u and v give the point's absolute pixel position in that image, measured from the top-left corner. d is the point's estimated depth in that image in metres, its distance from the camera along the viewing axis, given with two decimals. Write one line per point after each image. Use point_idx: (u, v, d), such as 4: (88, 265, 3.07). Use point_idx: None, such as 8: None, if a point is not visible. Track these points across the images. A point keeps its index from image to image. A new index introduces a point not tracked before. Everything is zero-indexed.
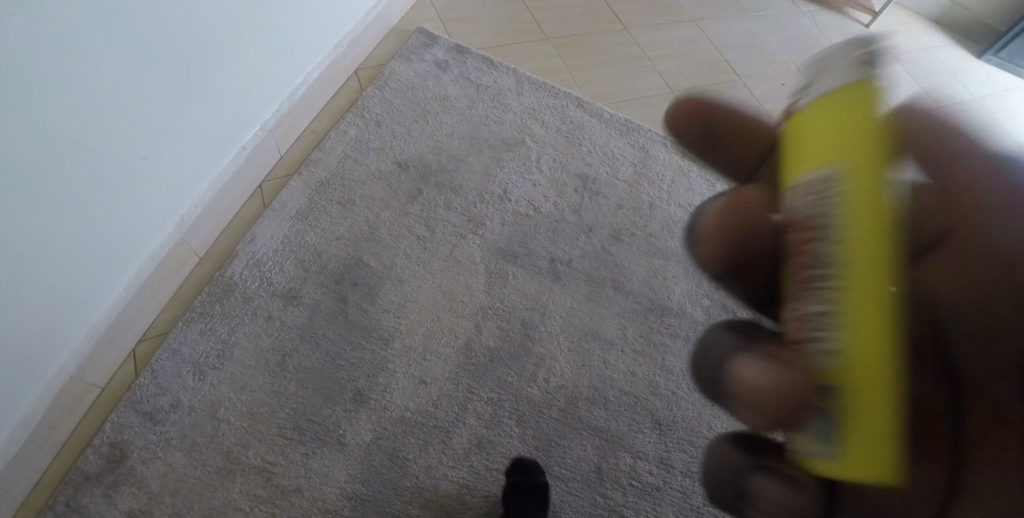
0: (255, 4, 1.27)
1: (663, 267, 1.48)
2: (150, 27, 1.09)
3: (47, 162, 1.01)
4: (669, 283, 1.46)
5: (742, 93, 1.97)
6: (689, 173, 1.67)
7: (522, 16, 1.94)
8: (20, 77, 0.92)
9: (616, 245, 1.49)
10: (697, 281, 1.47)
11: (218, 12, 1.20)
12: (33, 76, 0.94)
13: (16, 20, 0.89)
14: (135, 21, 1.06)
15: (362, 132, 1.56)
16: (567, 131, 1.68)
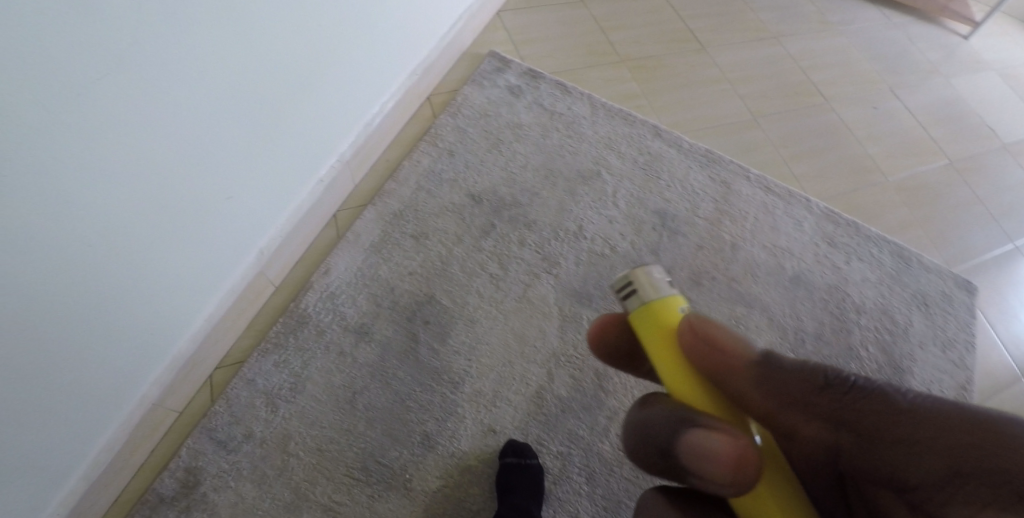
0: (334, 41, 1.27)
1: (745, 314, 1.43)
2: (236, 73, 1.10)
3: (133, 202, 1.03)
4: (751, 332, 1.41)
5: (834, 121, 1.76)
6: (775, 211, 1.58)
7: (595, 32, 1.79)
8: (116, 129, 0.96)
9: (695, 290, 1.44)
10: (781, 333, 1.42)
11: (299, 49, 1.20)
12: (128, 128, 0.97)
13: (114, 78, 0.93)
14: (222, 69, 1.08)
15: (435, 162, 1.53)
16: (645, 162, 1.60)
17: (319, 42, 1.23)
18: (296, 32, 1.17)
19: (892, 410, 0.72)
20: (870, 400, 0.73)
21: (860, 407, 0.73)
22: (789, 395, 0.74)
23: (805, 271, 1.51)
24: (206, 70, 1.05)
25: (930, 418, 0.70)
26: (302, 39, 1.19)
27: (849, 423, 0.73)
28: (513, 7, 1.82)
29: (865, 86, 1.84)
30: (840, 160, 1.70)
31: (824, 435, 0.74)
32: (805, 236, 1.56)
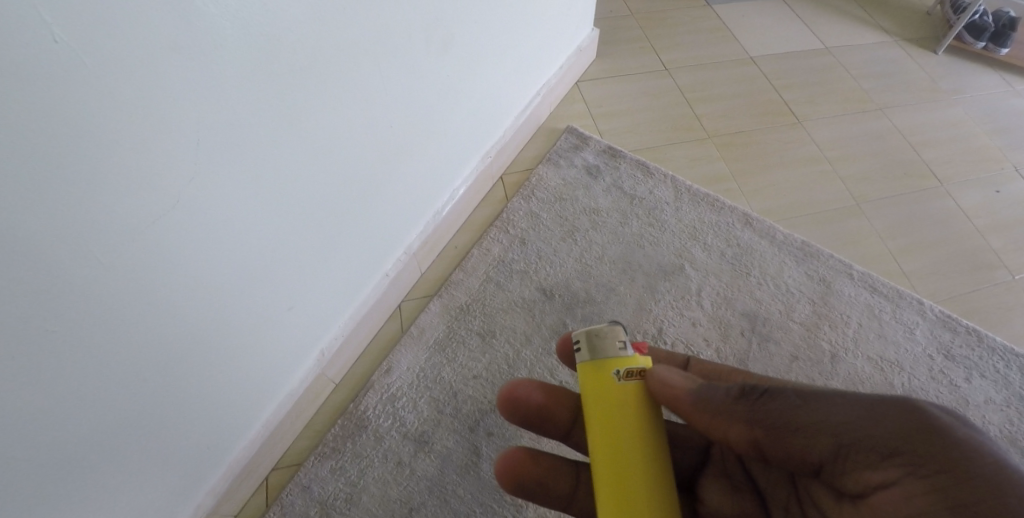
0: (405, 139, 1.20)
1: None
2: (307, 189, 1.03)
3: (208, 323, 0.98)
4: None
5: (949, 207, 1.54)
6: (882, 316, 1.41)
7: (680, 104, 1.64)
8: (189, 258, 0.89)
9: None
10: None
11: (373, 148, 1.13)
12: (201, 255, 0.91)
13: (190, 207, 0.86)
14: (295, 185, 1.00)
15: (507, 251, 1.45)
16: (733, 254, 1.45)
17: (392, 137, 1.16)
18: (371, 131, 1.10)
19: (796, 405, 0.80)
20: (775, 402, 0.81)
21: (769, 407, 0.81)
22: (714, 407, 0.83)
23: (916, 389, 1.34)
24: (285, 183, 0.99)
25: (825, 411, 0.79)
26: (377, 137, 1.12)
27: (762, 421, 0.80)
28: (590, 76, 1.69)
29: (988, 165, 1.60)
30: (958, 254, 1.50)
31: (745, 433, 0.81)
32: (918, 346, 1.39)
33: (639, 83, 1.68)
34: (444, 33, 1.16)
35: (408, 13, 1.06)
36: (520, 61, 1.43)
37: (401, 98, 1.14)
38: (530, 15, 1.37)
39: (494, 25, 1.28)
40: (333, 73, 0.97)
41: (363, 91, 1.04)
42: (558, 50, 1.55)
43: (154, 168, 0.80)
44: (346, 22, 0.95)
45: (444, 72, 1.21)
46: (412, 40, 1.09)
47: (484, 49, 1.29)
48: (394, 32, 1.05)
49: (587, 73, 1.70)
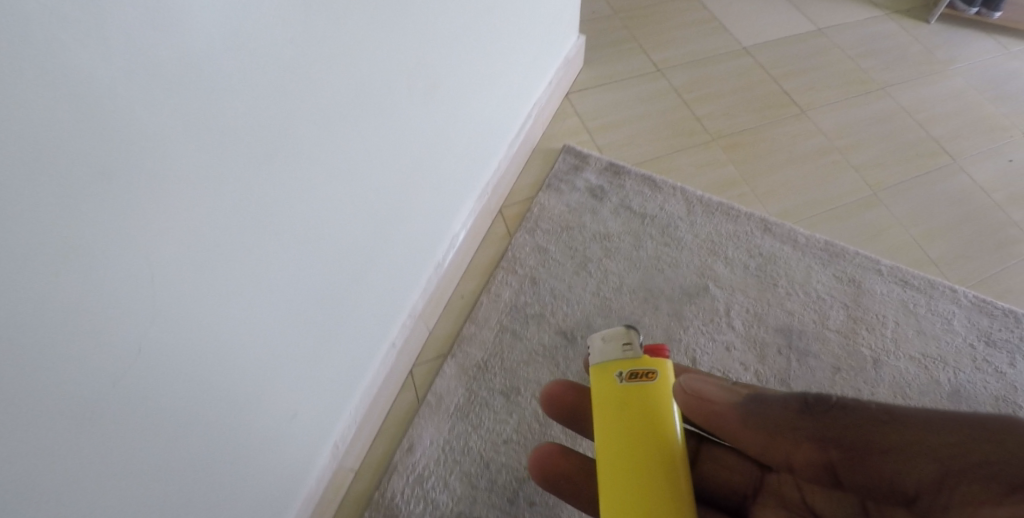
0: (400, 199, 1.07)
1: None
2: (308, 287, 0.89)
3: (205, 462, 0.81)
4: None
5: (965, 183, 1.46)
6: (917, 311, 1.32)
7: (676, 106, 1.54)
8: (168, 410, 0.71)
9: None
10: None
11: (368, 219, 0.99)
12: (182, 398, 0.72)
13: (156, 352, 0.67)
14: (287, 280, 0.84)
15: (518, 294, 1.34)
16: (757, 265, 1.36)
17: (384, 201, 1.02)
18: (363, 202, 0.96)
19: (880, 421, 0.69)
20: (854, 420, 0.70)
21: (847, 426, 0.70)
22: (774, 424, 0.73)
23: (964, 384, 1.25)
24: (286, 284, 0.84)
25: (917, 427, 0.67)
26: (372, 206, 0.99)
27: (837, 439, 0.70)
28: (578, 86, 1.57)
29: (998, 133, 1.53)
30: (980, 233, 1.41)
31: (817, 455, 0.71)
32: (957, 337, 1.30)
33: (633, 88, 1.56)
34: (428, 75, 1.00)
35: (399, 63, 0.91)
36: (508, 86, 1.29)
37: (392, 159, 0.99)
38: (514, 34, 1.23)
39: (479, 54, 1.14)
40: (329, 150, 0.82)
41: (357, 162, 0.90)
42: (546, 65, 1.42)
43: (154, 311, 0.64)
44: (340, 90, 0.80)
45: (433, 117, 1.07)
46: (403, 92, 0.95)
47: (471, 81, 1.15)
48: (386, 87, 0.90)
49: (575, 83, 1.58)
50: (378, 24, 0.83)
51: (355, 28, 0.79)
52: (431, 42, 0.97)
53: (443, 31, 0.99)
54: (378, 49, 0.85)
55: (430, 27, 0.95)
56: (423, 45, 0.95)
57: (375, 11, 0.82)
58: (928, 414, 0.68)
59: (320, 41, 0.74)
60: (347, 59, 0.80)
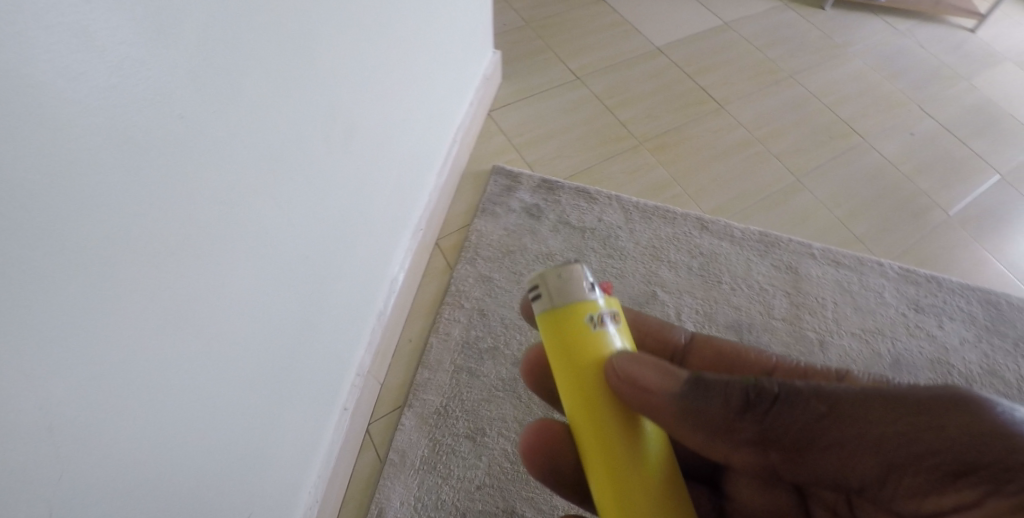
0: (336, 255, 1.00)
1: None
2: (244, 377, 0.82)
3: None
4: None
5: (877, 160, 1.53)
6: (852, 289, 1.35)
7: (601, 114, 1.53)
8: None
9: None
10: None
11: (300, 284, 0.91)
12: None
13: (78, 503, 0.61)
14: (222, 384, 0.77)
15: (468, 329, 1.29)
16: (700, 264, 1.36)
17: (319, 261, 0.95)
18: (294, 266, 0.88)
19: (820, 419, 0.62)
20: (790, 415, 0.62)
21: (785, 422, 0.62)
22: (711, 423, 0.63)
23: (903, 351, 1.28)
24: (216, 384, 0.76)
25: (859, 418, 0.61)
26: (304, 268, 0.91)
27: (777, 442, 0.63)
28: (500, 103, 1.53)
29: (898, 110, 1.62)
30: (897, 206, 1.47)
31: (759, 453, 0.64)
32: (890, 308, 1.33)
33: (553, 101, 1.54)
34: (347, 117, 0.92)
35: (317, 115, 0.84)
36: (430, 115, 1.23)
37: (319, 217, 0.91)
38: (430, 61, 1.17)
39: (398, 88, 1.07)
40: (244, 220, 0.75)
41: (280, 228, 0.82)
42: (464, 86, 1.36)
43: (53, 448, 0.57)
44: (247, 155, 0.73)
45: (360, 162, 1.00)
46: (324, 145, 0.88)
47: (394, 117, 1.08)
48: (304, 142, 0.82)
49: (496, 99, 1.54)
50: (285, 79, 0.76)
51: (256, 86, 0.72)
52: (348, 88, 0.90)
53: (360, 73, 0.92)
54: (288, 105, 0.78)
55: (343, 69, 0.88)
56: (339, 92, 0.88)
57: (278, 66, 0.74)
58: (869, 399, 0.62)
59: (215, 110, 0.66)
60: (252, 120, 0.72)
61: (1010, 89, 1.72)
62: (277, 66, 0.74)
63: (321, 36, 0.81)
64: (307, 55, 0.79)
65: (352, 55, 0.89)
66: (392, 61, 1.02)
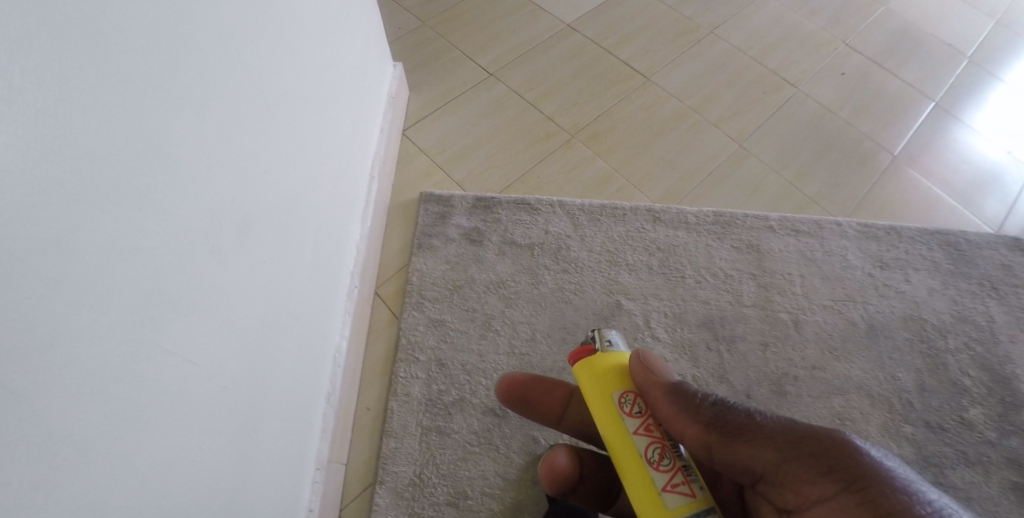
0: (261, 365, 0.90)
1: (846, 405, 1.15)
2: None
3: None
4: (860, 425, 1.14)
5: (815, 107, 1.45)
6: (816, 257, 1.28)
7: (524, 111, 1.41)
8: None
9: (786, 403, 1.16)
10: (888, 407, 1.15)
11: (220, 422, 0.81)
12: None
13: None
14: None
15: (429, 384, 1.19)
16: (660, 261, 1.27)
17: (237, 381, 0.85)
18: (212, 404, 0.80)
19: (749, 421, 0.71)
20: (734, 413, 0.72)
21: (737, 419, 0.71)
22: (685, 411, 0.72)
23: (876, 315, 1.23)
24: None
25: (779, 425, 0.70)
26: (222, 403, 0.81)
27: (719, 430, 0.71)
28: (413, 119, 1.40)
29: (824, 49, 1.55)
30: (846, 153, 1.40)
31: (699, 437, 0.72)
32: (857, 271, 1.27)
33: (472, 106, 1.41)
34: (230, 217, 0.81)
35: (188, 237, 0.73)
36: (335, 167, 1.11)
37: (223, 339, 0.81)
38: (319, 114, 1.04)
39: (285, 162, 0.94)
40: (125, 393, 0.66)
41: (178, 377, 0.73)
42: (368, 118, 1.23)
43: None
44: (101, 322, 0.63)
45: (258, 258, 0.88)
46: (206, 263, 0.77)
47: (286, 190, 0.95)
48: (179, 273, 0.72)
49: (408, 116, 1.40)
50: (135, 219, 0.66)
51: (94, 247, 0.61)
52: (220, 190, 0.78)
53: (228, 167, 0.80)
54: (146, 245, 0.67)
55: (207, 176, 0.76)
56: (207, 200, 0.76)
57: (118, 210, 0.64)
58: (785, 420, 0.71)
59: (41, 295, 0.57)
60: (98, 283, 0.62)
61: (927, 6, 1.66)
62: (118, 211, 0.63)
63: (170, 151, 0.69)
64: (154, 181, 0.68)
65: (219, 155, 0.77)
66: (260, 128, 0.87)
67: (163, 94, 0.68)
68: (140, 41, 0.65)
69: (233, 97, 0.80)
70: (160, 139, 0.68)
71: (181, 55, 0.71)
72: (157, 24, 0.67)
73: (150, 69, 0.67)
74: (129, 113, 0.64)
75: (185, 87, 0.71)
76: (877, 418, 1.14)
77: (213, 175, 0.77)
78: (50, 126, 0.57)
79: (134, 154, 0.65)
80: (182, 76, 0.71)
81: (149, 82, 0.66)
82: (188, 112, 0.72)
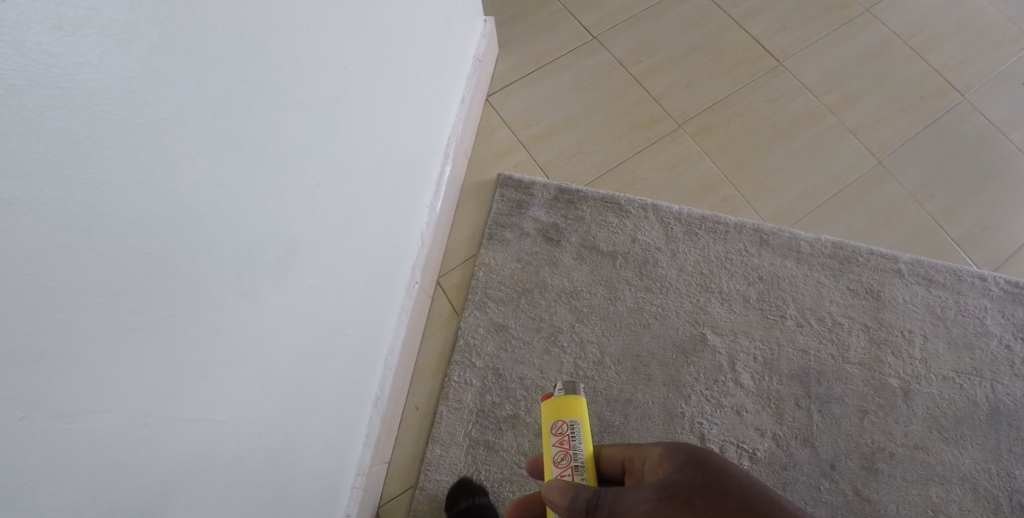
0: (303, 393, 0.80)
1: (943, 495, 1.02)
2: None
3: None
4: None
5: (982, 125, 1.19)
6: (945, 316, 1.10)
7: (624, 88, 1.22)
8: None
9: (871, 482, 1.03)
10: (992, 508, 1.01)
11: (257, 466, 0.73)
12: None
13: None
14: None
15: (482, 394, 1.09)
16: (759, 294, 1.11)
17: (278, 419, 0.76)
18: (243, 453, 0.70)
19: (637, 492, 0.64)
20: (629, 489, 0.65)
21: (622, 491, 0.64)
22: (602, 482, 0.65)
23: (1003, 398, 1.07)
24: None
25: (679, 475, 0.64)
26: (252, 450, 0.72)
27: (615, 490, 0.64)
28: (501, 83, 1.25)
29: (1007, 47, 1.25)
30: (1009, 186, 1.15)
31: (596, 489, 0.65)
32: (991, 342, 1.09)
33: (568, 74, 1.24)
34: (271, 245, 0.69)
35: (210, 292, 0.61)
36: (405, 157, 0.98)
37: (257, 382, 0.71)
38: (388, 102, 0.90)
39: (344, 166, 0.81)
40: (131, 487, 0.56)
41: (204, 439, 0.64)
42: (447, 94, 1.09)
43: None
44: (101, 422, 0.52)
45: (306, 288, 0.77)
46: (233, 311, 0.65)
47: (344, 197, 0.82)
48: (197, 336, 0.60)
49: (495, 79, 1.25)
50: (139, 293, 0.53)
51: (87, 337, 0.49)
52: (251, 226, 0.65)
53: (265, 198, 0.67)
54: (157, 319, 0.55)
55: (230, 215, 0.62)
56: (235, 241, 0.63)
57: (116, 283, 0.51)
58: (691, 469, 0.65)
59: (21, 421, 0.46)
60: (94, 381, 0.51)
61: None
62: (109, 289, 0.51)
63: (179, 199, 0.55)
64: (166, 234, 0.55)
65: (252, 184, 0.64)
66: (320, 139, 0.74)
67: (168, 129, 0.53)
68: (138, 68, 0.50)
69: (269, 110, 0.65)
70: (165, 187, 0.54)
71: (195, 72, 0.55)
72: (158, 36, 0.51)
73: (156, 98, 0.51)
74: (120, 168, 0.50)
75: (201, 113, 0.56)
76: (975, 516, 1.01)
77: (245, 212, 0.64)
78: (9, 208, 0.43)
79: (130, 217, 0.51)
80: (196, 99, 0.55)
81: (149, 120, 0.51)
82: (205, 143, 0.57)
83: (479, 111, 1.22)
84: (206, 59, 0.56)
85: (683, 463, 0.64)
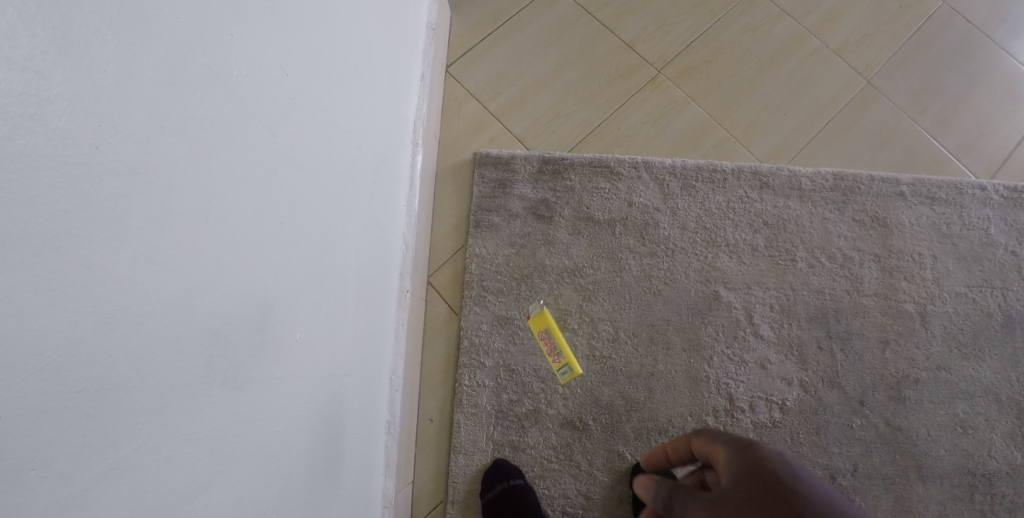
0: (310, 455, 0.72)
1: (970, 411, 1.01)
2: None
3: None
4: (984, 434, 1.00)
5: (961, 27, 1.16)
6: (951, 232, 1.07)
7: (596, 36, 1.14)
8: None
9: (901, 410, 1.01)
10: (1017, 413, 1.00)
11: None
12: None
13: None
14: None
15: (499, 393, 1.01)
16: (766, 240, 1.05)
17: (290, 495, 0.68)
18: None
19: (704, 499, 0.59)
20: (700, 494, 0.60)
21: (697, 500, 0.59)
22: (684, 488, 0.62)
23: (1015, 304, 1.04)
24: None
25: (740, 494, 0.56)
26: None
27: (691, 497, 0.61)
28: (459, 50, 1.15)
29: None
30: (996, 86, 1.13)
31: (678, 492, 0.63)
32: (998, 249, 1.06)
33: (531, 30, 1.15)
34: (247, 311, 0.60)
35: (170, 401, 0.51)
36: (372, 157, 0.87)
37: (256, 467, 0.62)
38: (350, 101, 0.78)
39: (315, 188, 0.71)
40: None
41: None
42: (405, 76, 0.96)
43: None
44: None
45: (293, 343, 0.68)
46: (207, 406, 0.55)
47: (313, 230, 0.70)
48: (165, 455, 0.50)
49: (453, 46, 1.15)
50: (86, 437, 0.44)
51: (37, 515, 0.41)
52: (208, 304, 0.54)
53: (220, 265, 0.56)
54: (118, 458, 0.46)
55: (176, 303, 0.51)
56: (194, 329, 0.53)
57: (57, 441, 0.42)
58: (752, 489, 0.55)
59: None
60: None
61: None
62: (32, 449, 0.41)
63: (104, 306, 0.45)
64: (104, 353, 0.45)
65: (200, 256, 0.53)
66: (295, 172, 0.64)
67: (60, 228, 0.42)
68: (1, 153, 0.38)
69: (206, 157, 0.53)
70: (80, 302, 0.43)
71: (87, 143, 0.43)
72: (18, 112, 0.39)
73: (35, 187, 0.40)
74: (9, 290, 0.39)
75: (106, 194, 0.44)
76: (1003, 425, 1.00)
77: (195, 294, 0.53)
78: None
79: (34, 356, 0.41)
80: (97, 177, 0.44)
81: (34, 217, 0.40)
82: (121, 228, 0.45)
83: (438, 84, 1.10)
84: (98, 123, 0.43)
85: (736, 477, 0.57)
